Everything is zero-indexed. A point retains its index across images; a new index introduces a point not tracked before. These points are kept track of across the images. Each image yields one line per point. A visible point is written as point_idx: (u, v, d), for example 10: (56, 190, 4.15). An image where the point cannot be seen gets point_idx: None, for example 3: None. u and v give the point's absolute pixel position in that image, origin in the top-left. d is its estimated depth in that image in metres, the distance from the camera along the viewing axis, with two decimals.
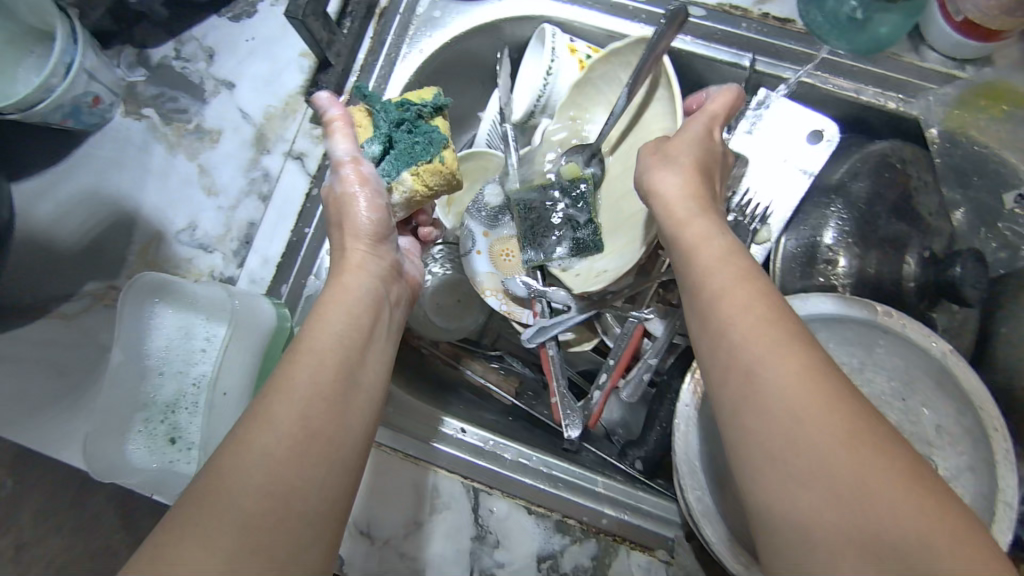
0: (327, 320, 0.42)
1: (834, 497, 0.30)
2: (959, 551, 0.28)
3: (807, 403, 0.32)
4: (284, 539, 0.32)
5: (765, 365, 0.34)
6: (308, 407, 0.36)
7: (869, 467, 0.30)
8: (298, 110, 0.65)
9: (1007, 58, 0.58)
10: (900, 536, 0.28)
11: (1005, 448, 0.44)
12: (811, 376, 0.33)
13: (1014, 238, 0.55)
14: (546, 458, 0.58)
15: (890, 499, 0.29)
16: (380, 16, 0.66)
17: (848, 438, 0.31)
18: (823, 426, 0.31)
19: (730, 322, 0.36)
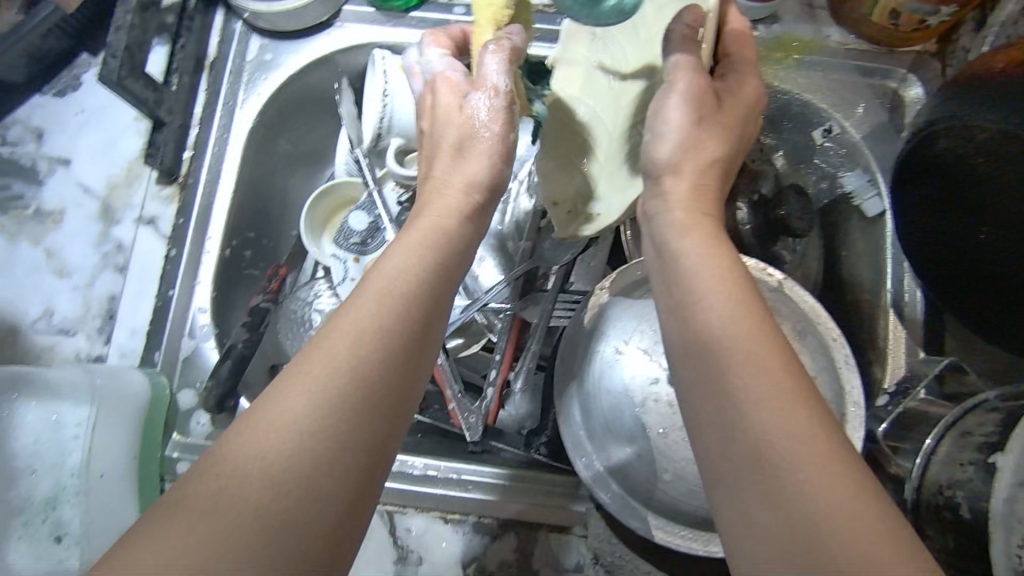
0: (412, 244, 0.38)
1: (759, 492, 0.31)
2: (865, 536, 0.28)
3: (758, 390, 0.32)
4: (295, 507, 0.28)
5: (725, 354, 0.34)
6: (360, 355, 0.32)
7: (835, 493, 0.29)
8: (141, 174, 0.63)
9: (791, 13, 0.64)
10: (807, 506, 0.29)
11: (841, 355, 0.49)
12: (767, 364, 0.33)
13: (828, 168, 0.64)
14: (453, 464, 0.58)
15: (815, 493, 0.29)
16: (211, 67, 0.64)
17: (791, 430, 0.31)
18: (766, 418, 0.32)
19: (698, 312, 0.37)
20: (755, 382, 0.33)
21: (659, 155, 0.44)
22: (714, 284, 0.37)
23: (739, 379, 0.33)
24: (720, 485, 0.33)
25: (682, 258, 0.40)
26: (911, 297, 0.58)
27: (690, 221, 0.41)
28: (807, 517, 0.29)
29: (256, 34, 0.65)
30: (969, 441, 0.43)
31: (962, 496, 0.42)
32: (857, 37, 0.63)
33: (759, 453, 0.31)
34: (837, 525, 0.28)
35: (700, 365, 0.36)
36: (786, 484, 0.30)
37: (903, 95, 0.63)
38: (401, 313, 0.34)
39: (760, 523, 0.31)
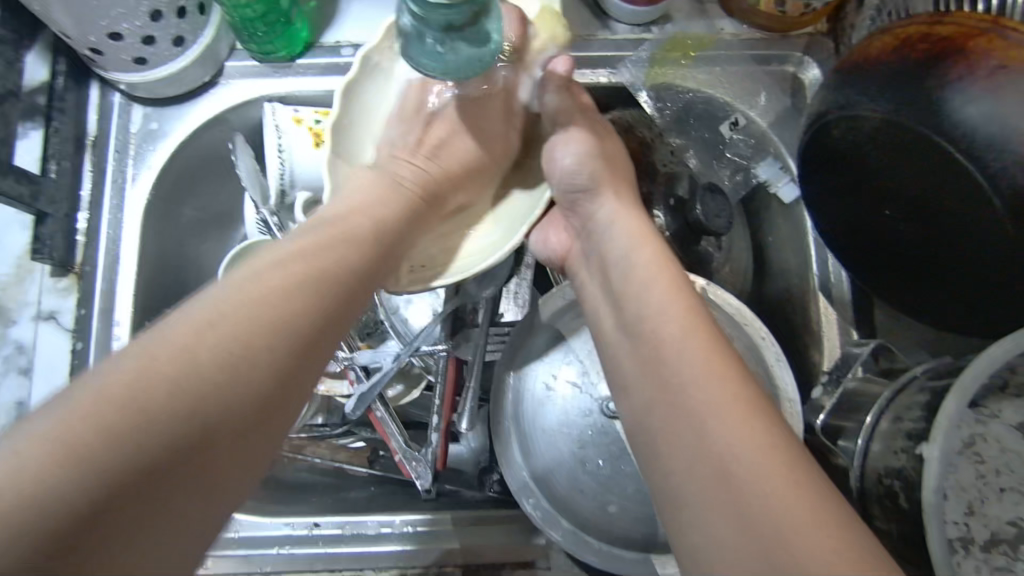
0: (319, 242, 0.42)
1: (720, 492, 0.34)
2: (818, 538, 0.30)
3: (708, 398, 0.36)
4: (141, 451, 0.31)
5: (679, 370, 0.38)
6: (235, 324, 0.36)
7: (792, 500, 0.32)
8: (32, 268, 0.59)
9: (681, 11, 0.64)
10: (769, 513, 0.32)
11: (773, 354, 0.49)
12: (721, 378, 0.37)
13: (741, 161, 0.64)
14: (408, 517, 0.56)
15: (774, 497, 0.32)
16: (93, 145, 0.61)
17: (746, 435, 0.34)
18: (725, 423, 0.35)
19: (655, 329, 0.40)
20: (703, 391, 0.36)
21: (578, 181, 0.50)
22: (672, 305, 0.41)
23: (694, 388, 0.37)
24: (675, 490, 0.36)
25: (636, 286, 0.43)
26: (837, 278, 0.58)
27: (646, 256, 0.44)
28: (772, 521, 0.31)
29: (136, 103, 0.63)
30: (899, 429, 0.43)
31: (899, 486, 0.41)
32: (748, 28, 0.63)
33: (718, 455, 0.34)
34: (795, 514, 0.31)
35: (658, 381, 0.39)
36: (743, 484, 0.33)
37: (802, 79, 0.63)
38: (300, 313, 0.38)
39: (718, 524, 0.33)
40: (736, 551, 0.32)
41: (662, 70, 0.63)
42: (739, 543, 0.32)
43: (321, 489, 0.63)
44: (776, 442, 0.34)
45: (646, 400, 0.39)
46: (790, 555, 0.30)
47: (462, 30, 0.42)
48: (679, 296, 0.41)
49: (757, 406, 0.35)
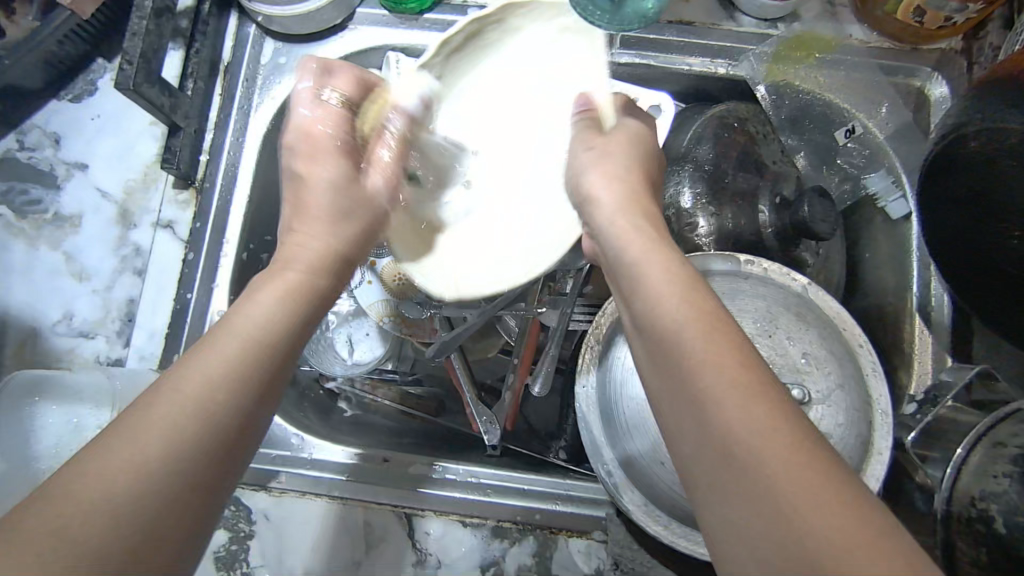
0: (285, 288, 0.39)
1: (733, 481, 0.30)
2: (846, 535, 0.27)
3: (711, 380, 0.32)
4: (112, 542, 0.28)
5: (686, 357, 0.33)
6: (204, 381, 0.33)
7: (815, 488, 0.28)
8: (158, 178, 0.64)
9: (811, 11, 0.63)
10: (791, 503, 0.28)
11: (870, 362, 0.47)
12: (728, 359, 0.32)
13: (852, 170, 0.63)
14: (472, 468, 0.59)
15: (791, 485, 0.28)
16: (225, 71, 0.64)
17: (763, 421, 0.30)
18: (729, 407, 0.31)
19: (658, 320, 0.36)
20: (711, 376, 0.32)
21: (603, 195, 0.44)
22: (673, 292, 0.36)
23: (700, 371, 0.32)
24: (689, 479, 0.32)
25: (642, 266, 0.39)
26: (937, 301, 0.57)
27: (650, 247, 0.40)
28: (790, 511, 0.28)
29: (268, 37, 0.65)
30: (1001, 452, 0.42)
31: (996, 509, 0.41)
32: (878, 35, 0.62)
33: (720, 435, 0.31)
34: (814, 500, 0.28)
35: (669, 374, 0.34)
36: (755, 464, 0.29)
37: (928, 94, 0.62)
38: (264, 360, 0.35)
39: (739, 514, 0.29)
40: (750, 532, 0.29)
41: (784, 68, 0.62)
42: (758, 531, 0.28)
43: (387, 429, 0.65)
44: (785, 420, 0.30)
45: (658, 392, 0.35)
46: (821, 547, 0.26)
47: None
48: (683, 280, 0.37)
49: (767, 387, 0.31)
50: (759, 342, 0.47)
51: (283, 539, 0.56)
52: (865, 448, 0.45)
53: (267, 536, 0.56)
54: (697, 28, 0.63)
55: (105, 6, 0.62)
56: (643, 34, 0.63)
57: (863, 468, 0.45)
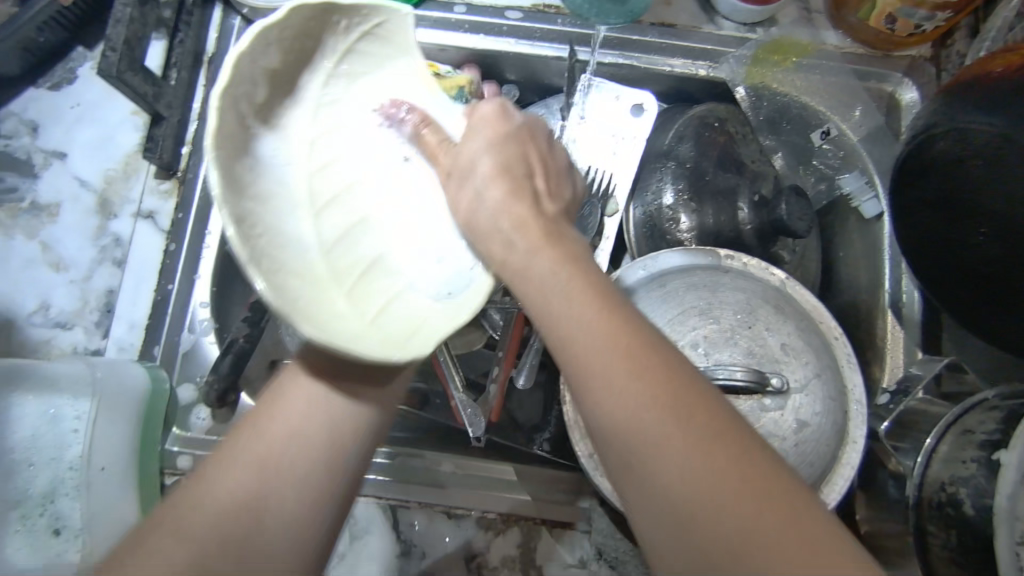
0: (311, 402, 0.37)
1: (651, 490, 0.29)
2: (765, 529, 0.27)
3: (629, 412, 0.30)
4: None
5: (604, 388, 0.31)
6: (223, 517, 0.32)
7: (730, 486, 0.28)
8: (139, 168, 0.63)
9: (788, 17, 0.65)
10: (708, 508, 0.28)
11: (845, 354, 0.49)
12: (630, 363, 0.31)
13: (826, 170, 0.66)
14: (461, 459, 0.58)
15: (705, 489, 0.28)
16: (208, 63, 0.64)
17: (688, 451, 0.29)
18: (644, 415, 0.30)
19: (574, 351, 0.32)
20: (618, 385, 0.31)
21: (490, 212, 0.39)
22: (587, 311, 0.33)
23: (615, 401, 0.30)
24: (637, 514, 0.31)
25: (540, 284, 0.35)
26: (909, 297, 0.59)
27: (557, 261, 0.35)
28: (708, 512, 0.28)
29: (254, 29, 0.64)
30: (970, 439, 0.44)
31: (965, 493, 0.42)
32: (853, 42, 0.65)
33: (644, 469, 0.30)
34: (743, 520, 0.27)
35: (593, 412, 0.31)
36: (671, 495, 0.29)
37: (899, 98, 0.64)
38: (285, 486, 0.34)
39: (661, 522, 0.29)
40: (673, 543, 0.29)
41: (762, 71, 0.64)
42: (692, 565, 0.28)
43: None
44: (712, 437, 0.29)
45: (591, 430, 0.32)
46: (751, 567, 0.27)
47: None
48: (592, 292, 0.33)
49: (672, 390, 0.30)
50: (739, 333, 0.48)
51: None
52: (841, 436, 0.47)
53: None
54: (679, 30, 0.64)
55: None
56: (625, 35, 0.64)
57: (840, 457, 0.47)
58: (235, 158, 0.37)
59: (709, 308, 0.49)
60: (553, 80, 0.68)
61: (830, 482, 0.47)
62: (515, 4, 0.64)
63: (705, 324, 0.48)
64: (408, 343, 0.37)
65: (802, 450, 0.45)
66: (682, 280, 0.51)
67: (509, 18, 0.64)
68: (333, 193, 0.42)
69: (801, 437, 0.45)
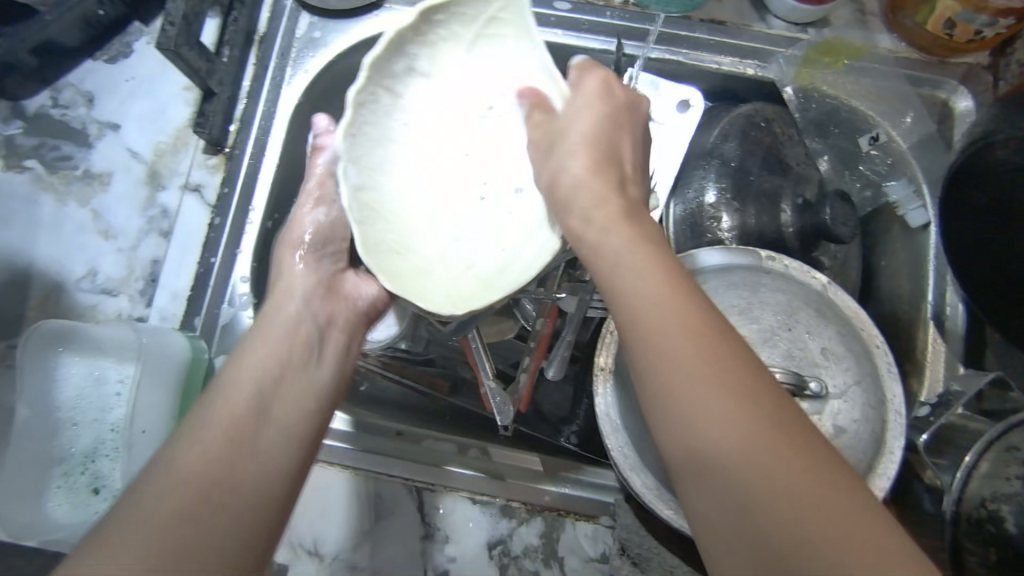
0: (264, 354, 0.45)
1: (728, 497, 0.32)
2: (840, 536, 0.29)
3: (711, 408, 0.32)
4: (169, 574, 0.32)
5: (682, 382, 0.33)
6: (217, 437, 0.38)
7: (806, 492, 0.30)
8: (188, 143, 0.64)
9: (841, 19, 0.64)
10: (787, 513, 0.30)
11: (886, 364, 0.47)
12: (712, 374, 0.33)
13: (873, 177, 0.64)
14: (486, 445, 0.59)
15: (784, 493, 0.30)
16: (260, 42, 0.65)
17: (759, 445, 0.31)
18: (724, 427, 0.32)
19: (652, 339, 0.35)
20: (698, 397, 0.33)
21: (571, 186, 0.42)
22: (666, 301, 0.35)
23: (692, 395, 0.33)
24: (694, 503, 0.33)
25: (623, 269, 0.37)
26: (952, 310, 0.58)
27: (641, 253, 0.37)
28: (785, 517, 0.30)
29: (305, 12, 0.66)
30: (1014, 456, 0.42)
31: (1007, 510, 0.42)
32: (907, 46, 0.63)
33: (719, 460, 0.32)
34: (816, 526, 0.29)
35: (666, 401, 0.34)
36: (751, 500, 0.31)
37: (952, 107, 0.63)
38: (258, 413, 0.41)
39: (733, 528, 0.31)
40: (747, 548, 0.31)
41: (813, 72, 0.63)
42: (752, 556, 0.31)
43: (399, 407, 0.66)
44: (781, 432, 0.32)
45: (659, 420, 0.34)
46: (815, 557, 0.29)
47: None
48: (665, 285, 0.36)
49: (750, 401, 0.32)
50: (779, 336, 0.47)
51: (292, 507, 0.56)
52: (878, 446, 0.45)
53: None
54: (728, 28, 0.64)
55: None
56: (673, 31, 0.64)
57: (875, 467, 0.45)
58: (371, 127, 0.47)
59: (748, 308, 0.48)
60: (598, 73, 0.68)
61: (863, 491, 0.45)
62: None
63: (745, 325, 0.48)
64: (461, 300, 0.45)
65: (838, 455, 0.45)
66: (721, 279, 0.50)
67: (558, 9, 0.64)
68: (456, 153, 0.50)
69: (837, 443, 0.45)
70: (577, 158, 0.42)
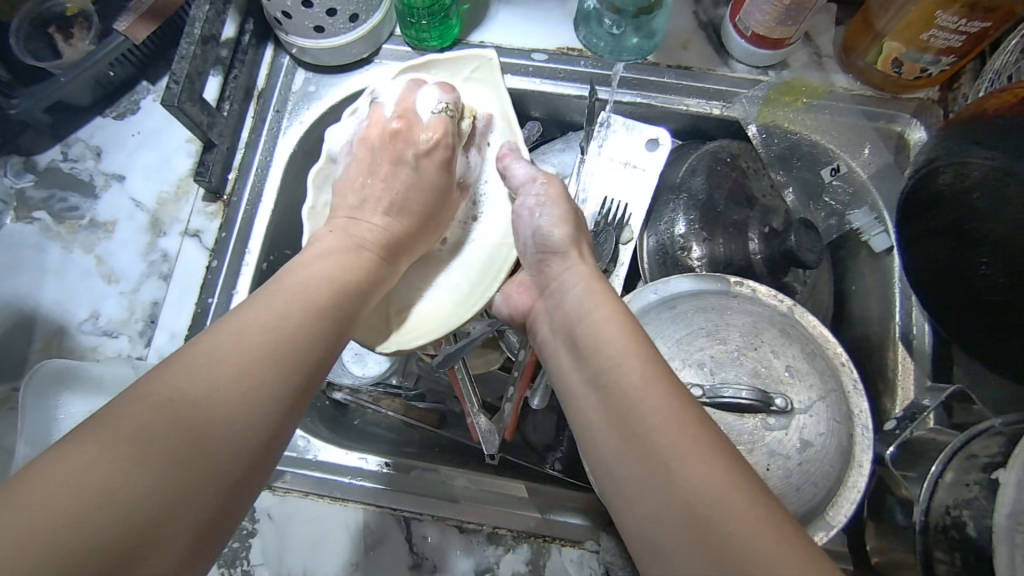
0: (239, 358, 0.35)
1: (686, 519, 0.32)
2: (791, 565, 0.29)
3: (662, 437, 0.34)
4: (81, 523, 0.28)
5: (649, 409, 0.35)
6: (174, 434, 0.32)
7: (760, 525, 0.30)
8: (189, 191, 0.68)
9: (799, 61, 0.68)
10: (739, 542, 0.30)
11: (850, 379, 0.51)
12: (679, 411, 0.35)
13: (836, 207, 0.67)
14: (473, 475, 0.61)
15: (740, 520, 0.30)
16: (258, 97, 0.69)
17: (709, 466, 0.32)
18: (688, 454, 0.33)
19: (624, 379, 0.38)
20: (667, 428, 0.34)
21: (552, 241, 0.50)
22: (629, 352, 0.39)
23: (652, 427, 0.35)
24: (649, 529, 0.33)
25: (597, 327, 0.42)
26: (919, 330, 0.60)
27: (612, 312, 0.43)
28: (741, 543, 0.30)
29: (300, 68, 0.71)
30: (974, 463, 0.44)
31: (968, 516, 0.43)
32: (862, 84, 0.67)
33: (679, 482, 0.33)
34: (768, 555, 0.29)
35: (626, 434, 0.36)
36: (709, 524, 0.31)
37: (908, 138, 0.66)
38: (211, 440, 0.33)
39: (686, 553, 0.31)
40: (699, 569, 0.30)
41: (773, 111, 0.68)
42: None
43: (388, 437, 0.67)
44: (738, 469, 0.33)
45: (617, 457, 0.36)
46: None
47: (633, 28, 0.67)
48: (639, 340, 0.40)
49: (712, 437, 0.34)
50: (746, 354, 0.49)
51: (285, 539, 0.57)
52: (847, 460, 0.48)
53: (269, 535, 0.57)
54: (694, 73, 0.68)
55: (154, 35, 0.68)
56: (644, 76, 0.68)
57: (846, 479, 0.48)
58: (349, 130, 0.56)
59: (715, 330, 0.51)
60: (574, 117, 0.72)
61: (836, 505, 0.48)
62: (540, 48, 0.69)
63: (711, 345, 0.50)
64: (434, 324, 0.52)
65: (807, 469, 0.46)
66: (692, 303, 0.53)
67: (535, 60, 0.69)
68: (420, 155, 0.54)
69: (806, 456, 0.46)
70: (556, 219, 0.50)
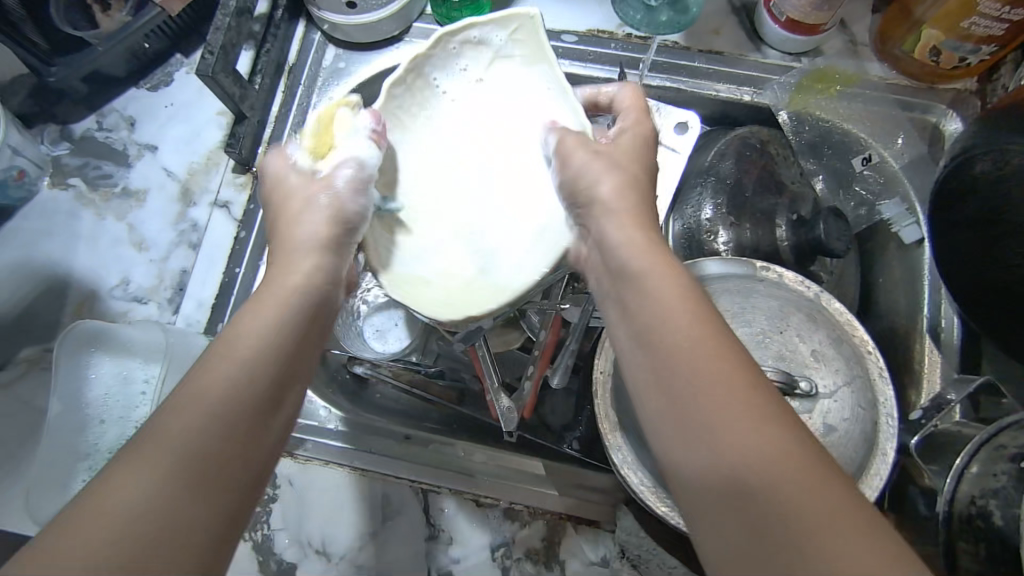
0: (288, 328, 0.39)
1: (732, 489, 0.32)
2: (847, 538, 0.29)
3: (726, 404, 0.33)
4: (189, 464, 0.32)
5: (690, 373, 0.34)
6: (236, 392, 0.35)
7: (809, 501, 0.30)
8: (219, 163, 0.69)
9: (833, 48, 0.67)
10: (788, 514, 0.30)
11: (876, 367, 0.49)
12: (728, 377, 0.34)
13: (868, 196, 0.66)
14: (489, 450, 0.61)
15: (787, 496, 0.30)
16: (289, 72, 0.70)
17: (757, 437, 0.32)
18: (737, 424, 0.32)
19: (666, 339, 0.36)
20: (713, 398, 0.33)
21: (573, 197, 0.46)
22: (681, 313, 0.36)
23: (700, 391, 0.33)
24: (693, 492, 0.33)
25: (641, 273, 0.38)
26: (947, 323, 0.60)
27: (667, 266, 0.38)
28: (786, 516, 0.30)
29: (331, 44, 0.71)
30: (1002, 453, 0.44)
31: (994, 506, 0.43)
32: (897, 74, 0.66)
33: (724, 453, 0.32)
34: (817, 530, 0.30)
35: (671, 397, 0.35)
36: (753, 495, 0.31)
37: (942, 129, 0.65)
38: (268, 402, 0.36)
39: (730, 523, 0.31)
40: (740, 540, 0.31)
41: (805, 99, 0.67)
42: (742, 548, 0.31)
43: (403, 413, 0.66)
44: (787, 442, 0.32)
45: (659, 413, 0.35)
46: (810, 551, 0.29)
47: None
48: (688, 297, 0.37)
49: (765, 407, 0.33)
50: (771, 338, 0.51)
51: (306, 507, 0.58)
52: (870, 446, 0.47)
53: (289, 501, 0.59)
54: (726, 58, 0.67)
55: (189, 8, 0.69)
56: (673, 61, 0.68)
57: (867, 467, 0.46)
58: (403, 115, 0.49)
59: (743, 312, 0.51)
60: None
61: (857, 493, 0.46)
62: (570, 29, 0.69)
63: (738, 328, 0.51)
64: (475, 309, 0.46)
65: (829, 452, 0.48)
66: (716, 288, 0.52)
67: (564, 42, 0.69)
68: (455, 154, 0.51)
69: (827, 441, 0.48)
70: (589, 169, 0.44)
